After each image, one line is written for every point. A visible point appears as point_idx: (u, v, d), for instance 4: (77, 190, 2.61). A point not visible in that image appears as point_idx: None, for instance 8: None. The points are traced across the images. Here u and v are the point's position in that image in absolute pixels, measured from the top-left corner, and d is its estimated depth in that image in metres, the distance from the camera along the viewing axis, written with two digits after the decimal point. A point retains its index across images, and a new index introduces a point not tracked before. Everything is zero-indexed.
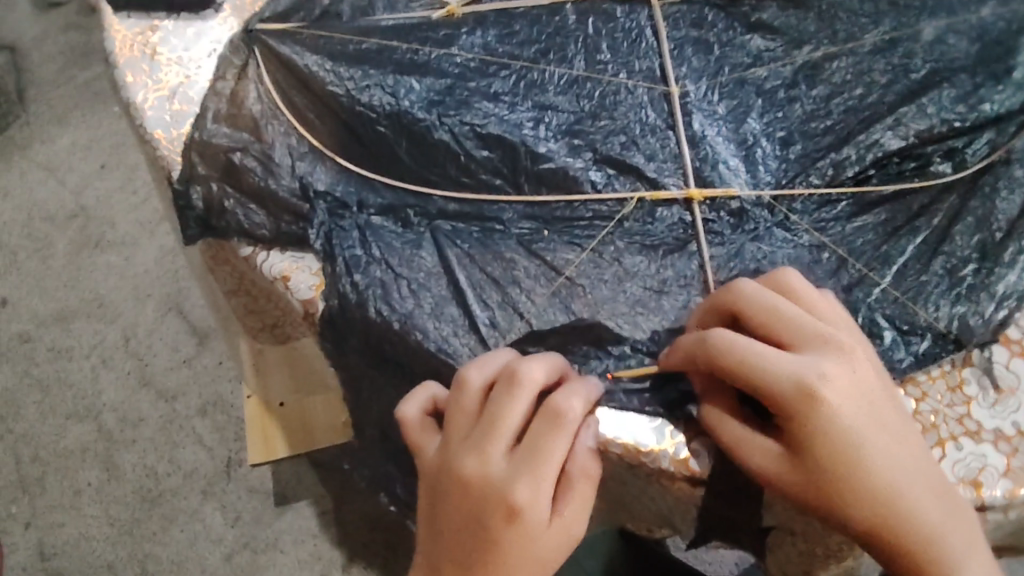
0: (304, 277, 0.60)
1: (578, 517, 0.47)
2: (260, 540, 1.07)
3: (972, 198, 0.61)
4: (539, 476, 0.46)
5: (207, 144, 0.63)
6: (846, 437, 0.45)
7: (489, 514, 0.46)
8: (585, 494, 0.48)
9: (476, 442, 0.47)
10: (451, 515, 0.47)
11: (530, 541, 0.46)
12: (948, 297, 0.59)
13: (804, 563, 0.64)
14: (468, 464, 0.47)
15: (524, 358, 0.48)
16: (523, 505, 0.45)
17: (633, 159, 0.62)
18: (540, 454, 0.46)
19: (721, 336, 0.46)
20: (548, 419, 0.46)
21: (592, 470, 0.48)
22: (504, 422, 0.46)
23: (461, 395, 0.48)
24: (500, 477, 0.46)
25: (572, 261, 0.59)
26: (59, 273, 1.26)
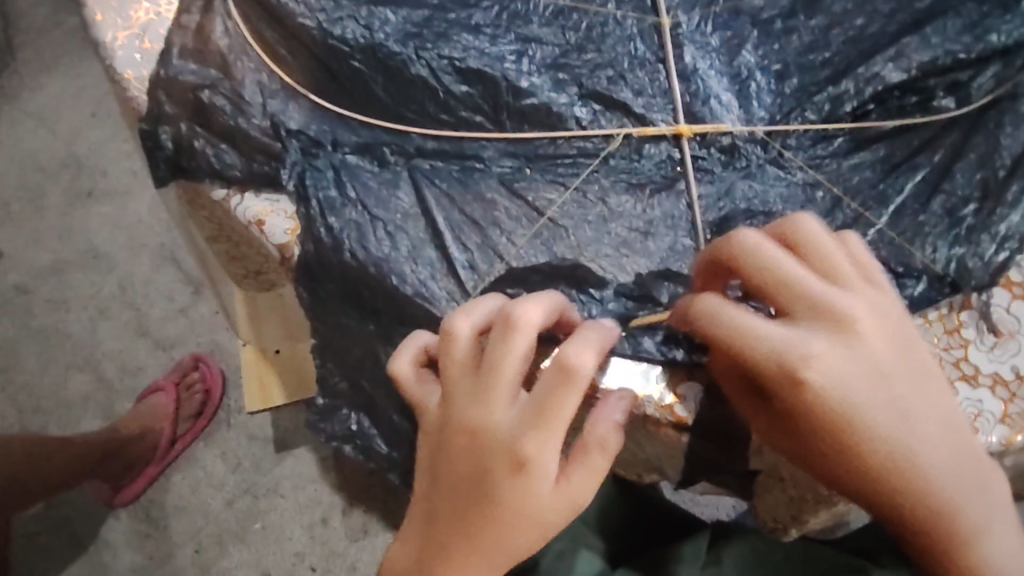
0: (278, 221, 0.58)
1: (590, 482, 0.43)
2: (261, 486, 1.07)
3: (976, 134, 0.58)
4: (547, 430, 0.41)
5: (174, 82, 0.60)
6: (847, 418, 0.40)
7: (495, 467, 0.42)
8: (599, 465, 0.44)
9: (475, 391, 0.43)
10: (452, 466, 0.44)
11: (536, 498, 0.42)
12: (945, 239, 0.56)
13: (793, 507, 0.62)
14: (469, 413, 0.43)
15: (520, 299, 0.44)
16: (528, 460, 0.42)
17: (621, 94, 0.59)
18: (547, 411, 0.41)
19: (705, 308, 0.41)
20: (554, 375, 0.42)
21: (611, 442, 0.44)
22: (507, 369, 0.42)
23: (458, 343, 0.45)
24: (506, 426, 0.42)
25: (555, 201, 0.57)
26: (52, 223, 1.24)
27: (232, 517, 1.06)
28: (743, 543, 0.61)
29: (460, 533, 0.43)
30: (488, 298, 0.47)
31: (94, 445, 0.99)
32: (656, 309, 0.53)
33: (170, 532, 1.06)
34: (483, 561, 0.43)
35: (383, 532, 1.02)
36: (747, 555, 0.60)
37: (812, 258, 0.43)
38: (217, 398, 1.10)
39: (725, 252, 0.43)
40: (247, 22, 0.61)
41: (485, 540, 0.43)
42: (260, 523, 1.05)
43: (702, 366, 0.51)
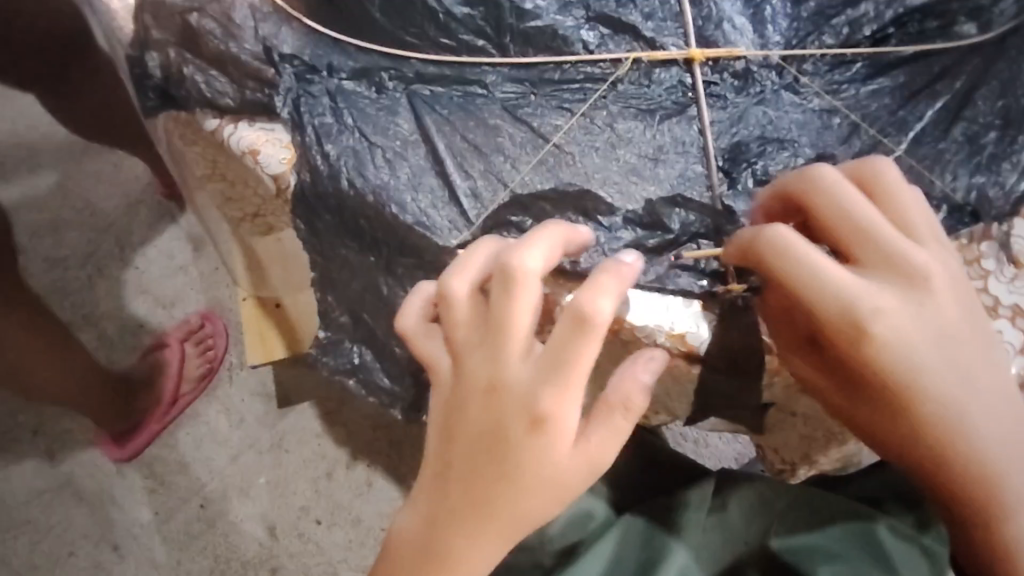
0: (274, 149, 0.55)
1: (611, 440, 0.40)
2: (265, 441, 1.06)
3: (999, 61, 0.56)
4: (568, 384, 0.37)
5: (161, 5, 0.57)
6: (900, 371, 0.40)
7: (510, 424, 0.38)
8: (618, 425, 0.40)
9: (487, 346, 0.39)
10: (466, 423, 0.40)
11: (555, 456, 0.39)
12: (967, 167, 0.54)
13: (803, 446, 0.64)
14: (481, 368, 0.39)
15: (516, 244, 0.39)
16: (547, 417, 0.38)
17: (629, 17, 0.57)
18: (565, 363, 0.37)
19: (771, 243, 0.41)
20: (569, 326, 0.37)
21: (635, 401, 0.40)
22: (517, 320, 0.38)
23: (460, 299, 0.40)
24: (521, 381, 0.38)
25: (561, 127, 0.55)
26: (46, 178, 1.20)
27: (236, 472, 1.05)
28: (750, 485, 0.55)
29: (473, 497, 0.40)
30: (484, 245, 0.42)
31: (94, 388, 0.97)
32: (666, 238, 0.52)
33: (175, 487, 1.05)
34: (501, 524, 0.40)
35: (388, 484, 1.02)
36: (753, 498, 0.54)
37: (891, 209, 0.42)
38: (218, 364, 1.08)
39: (806, 191, 0.42)
40: None
41: (504, 500, 0.39)
42: (266, 478, 1.04)
43: (714, 296, 0.50)
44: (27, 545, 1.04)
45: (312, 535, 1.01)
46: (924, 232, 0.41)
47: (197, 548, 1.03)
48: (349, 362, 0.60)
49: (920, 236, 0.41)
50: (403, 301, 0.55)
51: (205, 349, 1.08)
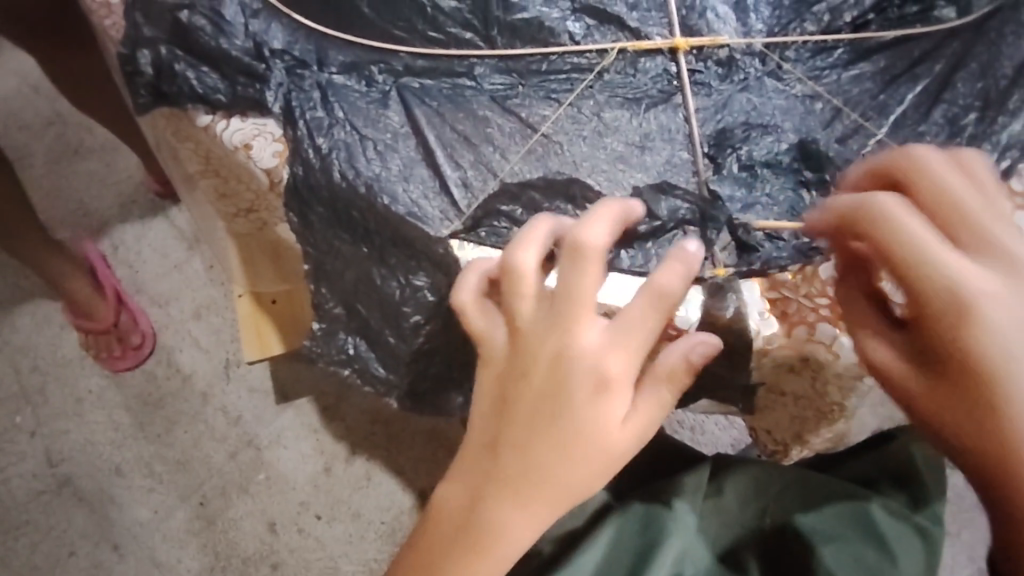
0: (265, 144, 0.56)
1: (656, 414, 0.40)
2: (264, 438, 1.07)
3: (977, 45, 0.57)
4: (633, 351, 0.39)
5: (152, 4, 0.58)
6: (997, 362, 0.33)
7: (570, 393, 0.39)
8: (664, 400, 0.41)
9: (553, 318, 0.39)
10: (526, 394, 0.39)
11: (611, 426, 0.39)
12: (946, 149, 0.55)
13: (794, 426, 0.65)
14: (545, 339, 0.39)
15: (585, 218, 0.40)
16: (612, 385, 0.39)
17: (614, 8, 0.58)
18: (632, 330, 0.39)
19: (874, 206, 0.35)
20: (644, 299, 0.39)
21: (684, 377, 0.41)
22: (586, 292, 0.38)
23: (527, 271, 0.40)
24: (587, 351, 0.39)
25: (549, 117, 0.56)
26: (38, 180, 1.20)
27: (235, 469, 1.06)
28: (745, 470, 0.58)
29: (523, 468, 0.39)
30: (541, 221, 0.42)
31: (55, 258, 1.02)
32: (653, 224, 0.52)
33: (174, 485, 1.06)
34: (551, 498, 0.40)
35: (386, 477, 1.03)
36: (748, 482, 0.57)
37: (988, 191, 0.37)
38: (110, 371, 1.11)
39: (910, 170, 0.37)
40: None
41: (553, 472, 0.39)
42: (265, 474, 1.05)
43: (703, 280, 0.51)
44: (27, 546, 1.04)
45: (312, 531, 1.02)
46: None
47: (196, 545, 1.03)
48: (343, 351, 0.61)
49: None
50: (395, 292, 0.56)
51: (124, 342, 1.10)
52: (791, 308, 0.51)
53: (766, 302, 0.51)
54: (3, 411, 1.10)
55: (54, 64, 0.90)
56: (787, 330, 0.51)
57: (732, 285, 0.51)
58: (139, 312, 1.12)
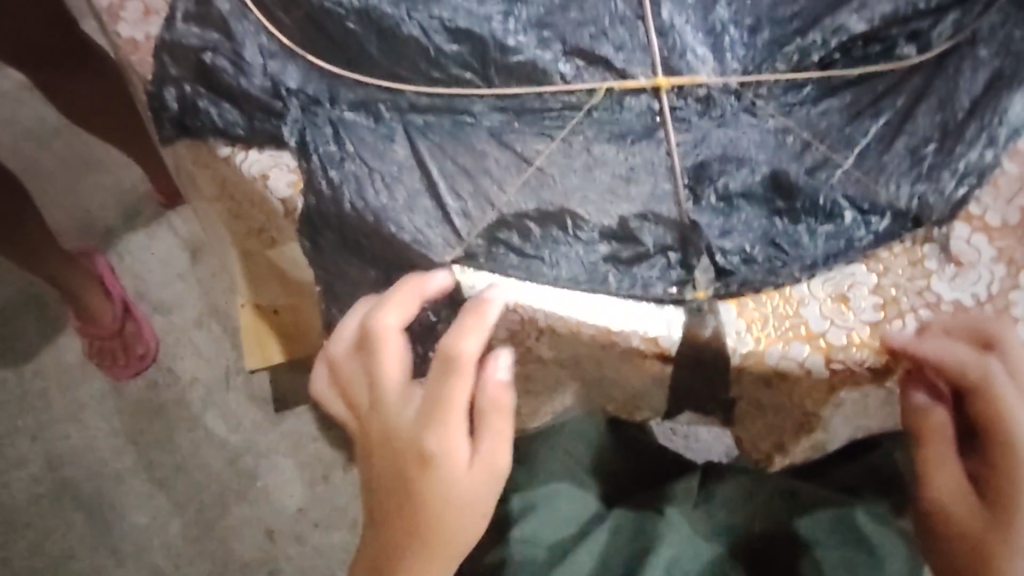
0: (282, 174, 0.62)
1: (499, 442, 0.53)
2: (262, 445, 1.11)
3: (936, 80, 0.62)
4: (446, 421, 0.51)
5: (178, 46, 0.64)
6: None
7: (409, 461, 0.52)
8: (497, 426, 0.53)
9: (381, 406, 0.54)
10: (383, 463, 0.54)
11: (452, 477, 0.52)
12: (908, 176, 0.60)
13: (774, 436, 0.70)
14: (381, 419, 0.54)
15: (378, 312, 0.54)
16: (435, 450, 0.51)
17: (602, 50, 0.62)
18: (441, 401, 0.51)
19: (992, 372, 0.51)
20: (444, 365, 0.51)
21: (502, 401, 0.53)
22: (392, 372, 0.54)
23: (343, 360, 0.57)
24: (411, 425, 0.52)
25: (542, 151, 0.61)
26: (47, 192, 1.25)
27: (232, 476, 1.10)
28: (732, 482, 0.68)
29: (406, 525, 0.53)
30: (355, 314, 0.57)
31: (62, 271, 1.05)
32: (639, 250, 0.58)
33: (174, 491, 1.11)
34: (431, 541, 0.53)
35: None
36: (735, 492, 0.67)
37: None
38: (110, 375, 1.15)
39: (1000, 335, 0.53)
40: None
41: (424, 524, 0.53)
42: (263, 480, 1.10)
43: (684, 302, 0.57)
44: (28, 547, 1.09)
45: (308, 538, 1.07)
46: None
47: (192, 551, 1.08)
48: None
49: None
50: None
51: (133, 351, 1.14)
52: (766, 328, 0.57)
53: (742, 322, 0.57)
54: (5, 416, 1.15)
55: (63, 83, 0.96)
56: (762, 348, 0.57)
57: (711, 306, 0.57)
58: (144, 321, 1.16)
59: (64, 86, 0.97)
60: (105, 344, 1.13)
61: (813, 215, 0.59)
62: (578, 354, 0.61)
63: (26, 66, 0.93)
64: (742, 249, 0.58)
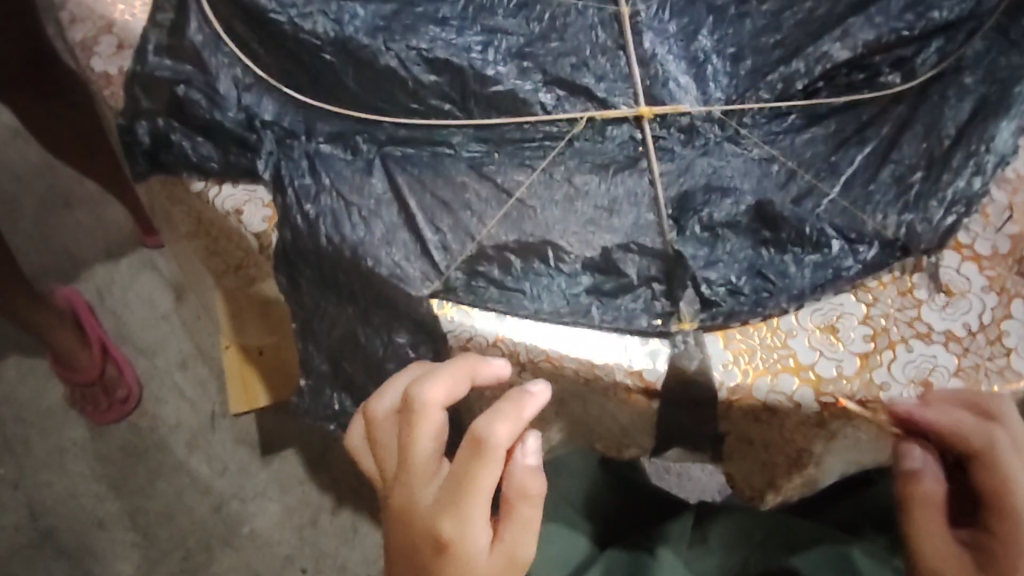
0: (256, 210, 0.61)
1: (527, 537, 0.46)
2: (248, 489, 1.08)
3: (921, 107, 0.62)
4: (462, 509, 0.45)
5: (151, 78, 0.62)
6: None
7: (423, 546, 0.46)
8: (525, 516, 0.47)
9: (405, 482, 0.47)
10: (397, 540, 0.48)
11: (466, 568, 0.45)
12: (895, 207, 0.59)
13: (766, 472, 0.68)
14: (398, 494, 0.48)
15: (422, 378, 0.48)
16: (449, 539, 0.45)
17: (583, 80, 0.62)
18: (465, 485, 0.45)
19: (1001, 441, 0.49)
20: (472, 447, 0.45)
21: (531, 488, 0.47)
22: (418, 448, 0.47)
23: (379, 420, 0.50)
24: (427, 506, 0.46)
25: (523, 182, 0.60)
26: (28, 233, 1.23)
27: (218, 522, 1.07)
28: (729, 519, 0.66)
29: None
30: (404, 373, 0.52)
31: (42, 313, 1.03)
32: (621, 281, 0.57)
33: (157, 538, 1.07)
34: None
35: None
36: (731, 532, 0.65)
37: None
38: (89, 418, 1.12)
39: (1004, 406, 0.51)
40: (216, 16, 0.63)
41: None
42: (249, 527, 1.06)
43: (669, 333, 0.56)
44: None
45: None
46: None
47: None
48: (329, 408, 0.64)
49: None
50: (380, 349, 0.59)
51: (112, 395, 1.11)
52: (753, 360, 0.56)
53: (729, 354, 0.56)
54: None
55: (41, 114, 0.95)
56: (750, 381, 0.55)
57: (697, 336, 0.56)
58: (125, 362, 1.13)
59: (47, 128, 0.97)
60: (85, 387, 1.10)
61: (800, 245, 0.58)
62: (566, 392, 0.60)
63: (13, 104, 0.94)
64: (728, 280, 0.56)
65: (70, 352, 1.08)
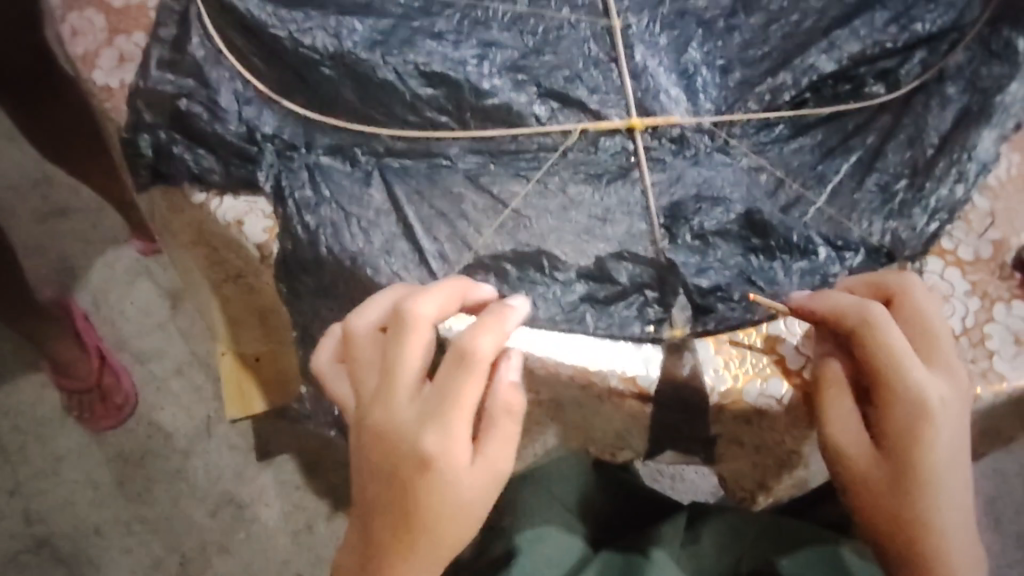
0: (257, 220, 0.63)
1: (504, 448, 0.50)
2: (244, 496, 1.09)
3: (905, 117, 0.63)
4: (446, 424, 0.47)
5: (154, 93, 0.64)
6: (935, 459, 0.49)
7: (403, 462, 0.48)
8: (505, 430, 0.50)
9: (383, 397, 0.49)
10: (372, 458, 0.50)
11: (448, 481, 0.48)
12: (880, 214, 0.61)
13: (757, 474, 0.69)
14: (377, 414, 0.49)
15: (412, 297, 0.51)
16: (432, 453, 0.47)
17: (577, 92, 0.63)
18: (449, 398, 0.48)
19: (874, 315, 0.50)
20: (457, 361, 0.48)
21: (514, 403, 0.50)
22: (404, 364, 0.49)
23: (359, 338, 0.52)
24: (408, 423, 0.48)
25: (518, 193, 0.61)
26: (25, 241, 1.24)
27: (215, 528, 1.08)
28: (719, 522, 0.68)
29: (392, 526, 0.50)
30: (386, 295, 0.54)
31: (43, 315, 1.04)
32: (615, 289, 0.58)
33: (154, 545, 1.08)
34: (419, 558, 0.49)
35: None
36: (722, 533, 0.67)
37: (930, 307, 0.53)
38: (83, 424, 1.13)
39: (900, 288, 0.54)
40: (218, 32, 0.65)
41: (411, 532, 0.49)
42: (245, 533, 1.07)
43: (662, 339, 0.57)
44: None
45: None
46: (941, 352, 0.51)
47: None
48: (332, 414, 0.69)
49: (944, 351, 0.51)
50: None
51: (110, 403, 1.12)
52: (744, 365, 0.57)
53: (720, 359, 0.57)
54: None
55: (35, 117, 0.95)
56: (741, 386, 0.57)
57: (689, 344, 0.57)
58: (122, 371, 1.14)
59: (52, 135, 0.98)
60: (81, 394, 1.11)
61: (788, 252, 0.59)
62: (563, 397, 0.61)
63: (20, 112, 0.95)
64: (718, 286, 0.58)
65: (71, 358, 1.09)
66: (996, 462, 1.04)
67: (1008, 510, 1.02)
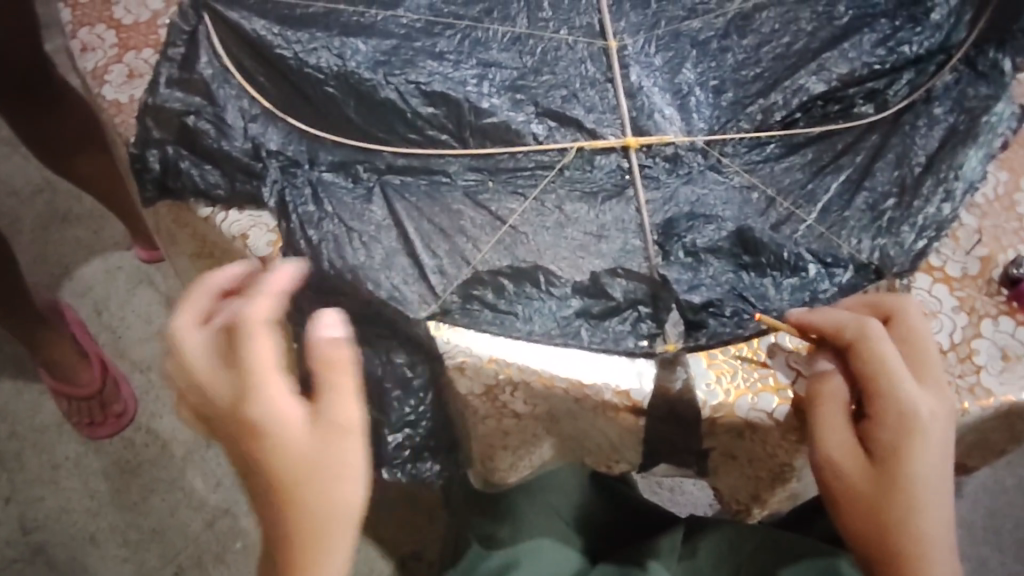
0: (260, 234, 0.63)
1: (345, 400, 0.49)
2: (242, 506, 1.10)
3: (893, 136, 0.65)
4: (272, 391, 0.48)
5: (161, 109, 0.65)
6: (920, 470, 0.51)
7: (245, 439, 0.49)
8: (338, 385, 0.49)
9: (197, 388, 0.51)
10: (233, 447, 0.50)
11: (292, 442, 0.48)
12: (869, 231, 0.62)
13: (750, 487, 0.71)
14: (211, 407, 0.50)
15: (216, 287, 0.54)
16: (262, 421, 0.48)
17: (574, 111, 0.66)
18: (260, 366, 0.48)
19: (870, 330, 0.53)
20: (235, 331, 0.49)
21: (333, 357, 0.49)
22: (191, 353, 0.51)
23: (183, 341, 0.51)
24: (235, 405, 0.48)
25: (515, 210, 0.63)
26: (26, 249, 1.25)
27: (212, 538, 1.09)
28: (717, 534, 0.69)
29: (273, 507, 0.49)
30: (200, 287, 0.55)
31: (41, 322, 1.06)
32: (609, 303, 0.60)
33: (149, 554, 1.08)
34: (301, 530, 0.49)
35: (367, 543, 1.03)
36: (719, 546, 0.68)
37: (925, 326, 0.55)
38: (88, 436, 1.14)
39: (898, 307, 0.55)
40: (225, 49, 0.67)
41: (284, 505, 0.49)
42: (242, 543, 1.08)
43: (654, 354, 0.58)
44: None
45: None
46: (933, 369, 0.53)
47: None
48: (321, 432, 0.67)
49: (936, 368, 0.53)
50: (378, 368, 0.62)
51: (115, 413, 1.13)
52: (735, 379, 0.58)
53: (712, 373, 0.58)
54: None
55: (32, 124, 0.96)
56: (732, 400, 0.58)
57: (681, 359, 0.58)
58: (121, 379, 1.15)
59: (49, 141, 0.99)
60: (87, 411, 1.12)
61: (779, 269, 0.61)
62: (559, 410, 0.63)
63: (17, 120, 0.96)
64: (710, 302, 0.59)
65: (70, 367, 1.10)
66: (994, 474, 1.05)
67: (1005, 523, 1.03)
